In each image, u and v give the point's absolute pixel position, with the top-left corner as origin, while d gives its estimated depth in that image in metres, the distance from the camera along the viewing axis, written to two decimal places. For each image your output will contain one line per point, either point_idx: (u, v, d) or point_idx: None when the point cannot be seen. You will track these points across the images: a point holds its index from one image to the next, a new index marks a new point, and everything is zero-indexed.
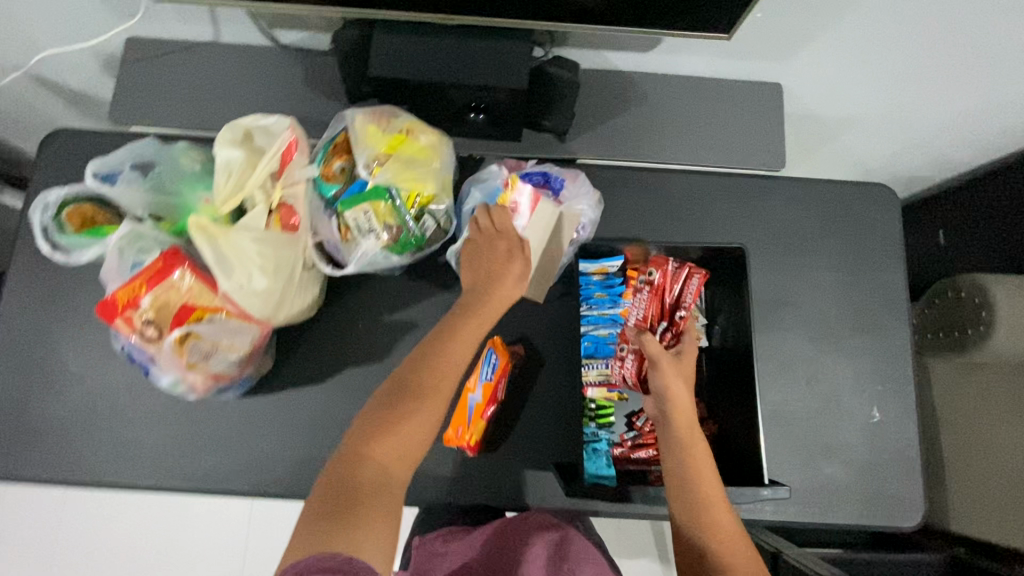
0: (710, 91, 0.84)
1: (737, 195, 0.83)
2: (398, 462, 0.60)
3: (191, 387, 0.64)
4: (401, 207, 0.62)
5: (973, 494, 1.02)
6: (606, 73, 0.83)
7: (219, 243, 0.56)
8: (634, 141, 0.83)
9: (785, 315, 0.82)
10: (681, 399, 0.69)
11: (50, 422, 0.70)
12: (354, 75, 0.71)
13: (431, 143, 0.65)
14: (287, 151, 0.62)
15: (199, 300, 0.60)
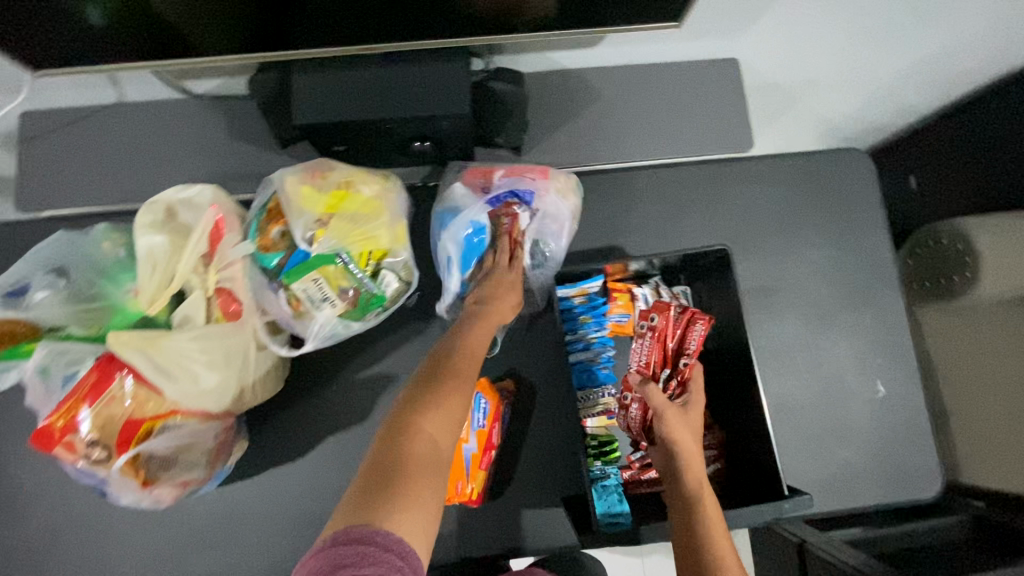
0: (652, 74, 0.78)
1: (699, 180, 0.77)
2: (441, 446, 0.52)
3: (158, 501, 0.57)
4: (354, 268, 0.56)
5: (976, 438, 0.91)
6: (540, 73, 0.77)
7: (153, 350, 0.51)
8: (585, 139, 0.77)
9: (771, 302, 0.76)
10: (689, 452, 0.62)
11: (11, 549, 0.64)
12: (283, 123, 0.66)
13: (377, 194, 0.60)
14: (216, 228, 0.57)
15: (147, 409, 0.53)
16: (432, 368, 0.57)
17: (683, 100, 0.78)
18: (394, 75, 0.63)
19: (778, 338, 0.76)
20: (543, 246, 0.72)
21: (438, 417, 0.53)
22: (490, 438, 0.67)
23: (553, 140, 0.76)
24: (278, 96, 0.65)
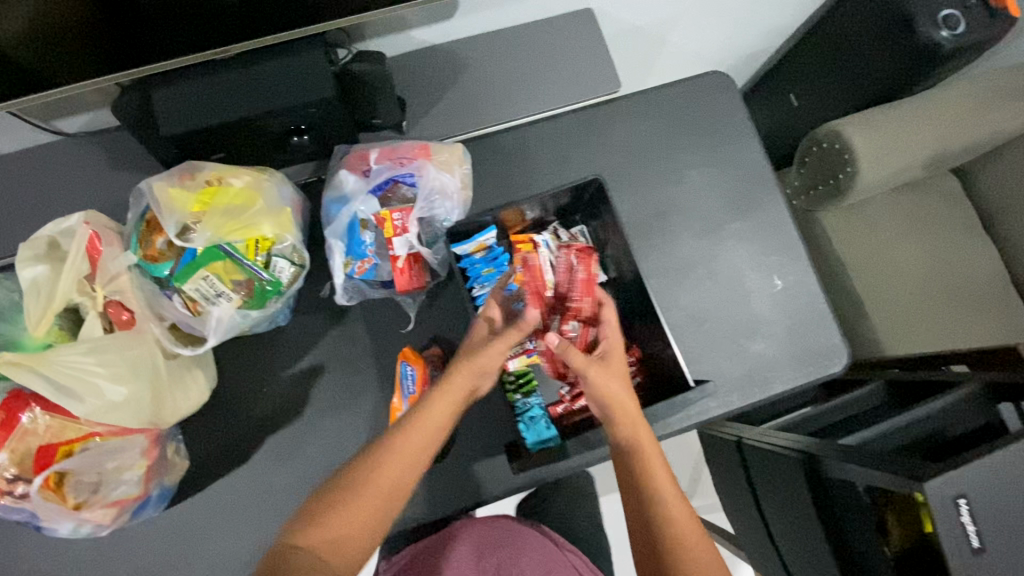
0: (519, 40, 0.86)
1: (573, 133, 0.85)
2: (355, 542, 0.55)
3: (95, 522, 0.65)
4: (243, 258, 0.65)
5: (889, 311, 1.15)
6: (419, 57, 0.84)
7: (43, 372, 0.59)
8: (461, 113, 0.84)
9: (664, 223, 0.85)
10: (629, 405, 0.65)
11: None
12: (152, 140, 0.68)
13: (249, 184, 0.67)
14: (92, 243, 0.65)
15: (63, 437, 0.63)
16: (351, 469, 0.59)
17: (542, 64, 0.86)
18: (251, 73, 0.66)
19: (671, 258, 0.84)
20: (436, 222, 0.75)
21: (341, 521, 0.55)
22: (413, 391, 0.72)
23: (432, 119, 0.84)
24: (139, 112, 0.66)
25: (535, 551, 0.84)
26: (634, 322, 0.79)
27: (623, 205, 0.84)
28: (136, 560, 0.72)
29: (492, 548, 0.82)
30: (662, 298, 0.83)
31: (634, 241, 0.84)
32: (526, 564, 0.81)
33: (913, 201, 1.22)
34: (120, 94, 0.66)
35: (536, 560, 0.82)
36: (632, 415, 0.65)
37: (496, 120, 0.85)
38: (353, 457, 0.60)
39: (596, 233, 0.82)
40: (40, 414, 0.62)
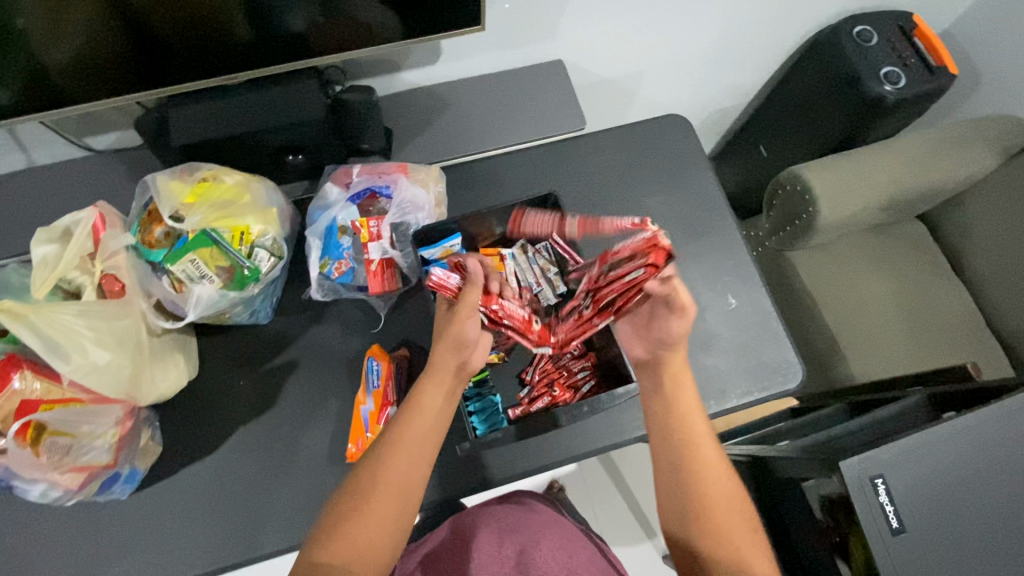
0: (673, 130, 0.97)
1: (711, 215, 0.92)
2: (360, 564, 0.57)
3: (63, 487, 0.64)
4: (231, 249, 0.67)
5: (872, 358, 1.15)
6: (576, 121, 0.96)
7: (39, 326, 0.58)
8: (614, 173, 0.93)
9: (774, 335, 0.86)
10: (709, 461, 0.64)
11: (101, 504, 0.73)
12: (352, 131, 0.85)
13: (426, 177, 0.84)
14: (279, 209, 0.75)
15: (50, 394, 0.62)
16: (362, 482, 0.60)
17: (699, 155, 0.95)
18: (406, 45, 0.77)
19: (776, 363, 0.84)
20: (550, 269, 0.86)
21: (364, 536, 0.58)
22: (513, 405, 0.80)
23: (591, 172, 0.93)
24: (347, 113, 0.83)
25: (587, 568, 0.78)
26: (727, 407, 0.82)
27: (739, 303, 0.87)
28: (202, 487, 0.74)
29: (526, 535, 0.82)
30: (760, 399, 0.83)
31: (743, 340, 0.85)
32: (546, 552, 0.79)
33: (959, 345, 1.18)
34: (347, 91, 0.82)
35: (579, 562, 0.79)
36: (717, 467, 0.64)
37: (644, 189, 0.93)
38: (380, 467, 0.61)
39: (710, 320, 0.86)
40: (30, 378, 0.62)
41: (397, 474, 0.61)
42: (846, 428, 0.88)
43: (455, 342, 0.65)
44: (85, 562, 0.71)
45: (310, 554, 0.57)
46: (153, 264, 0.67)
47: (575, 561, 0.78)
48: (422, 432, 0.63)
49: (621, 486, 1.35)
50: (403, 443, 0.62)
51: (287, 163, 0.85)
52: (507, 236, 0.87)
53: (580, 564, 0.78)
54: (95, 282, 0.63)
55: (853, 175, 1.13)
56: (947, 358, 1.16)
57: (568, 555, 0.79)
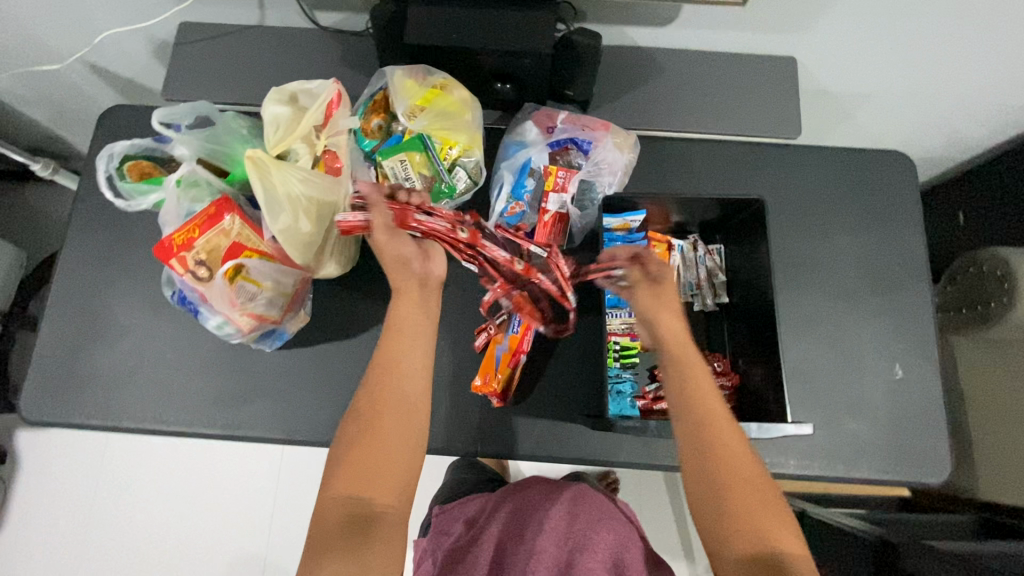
0: (893, 170, 0.87)
1: (906, 274, 0.84)
2: (388, 493, 0.56)
3: (236, 326, 0.69)
4: (435, 158, 0.68)
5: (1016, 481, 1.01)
6: (790, 129, 0.88)
7: (268, 181, 0.62)
8: (814, 199, 0.86)
9: (932, 423, 0.79)
10: (727, 437, 0.60)
11: (250, 352, 0.80)
12: (561, 77, 0.83)
13: (623, 142, 0.81)
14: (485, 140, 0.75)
15: (249, 242, 0.67)
16: (361, 407, 0.59)
17: (914, 206, 0.86)
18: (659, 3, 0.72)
19: (924, 451, 0.78)
20: (716, 276, 0.82)
21: (375, 465, 0.56)
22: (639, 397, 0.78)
23: (789, 190, 0.86)
24: (569, 57, 0.79)
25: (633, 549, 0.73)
26: (855, 476, 0.77)
27: (905, 375, 0.80)
28: (338, 366, 0.80)
29: (568, 506, 0.78)
30: (894, 481, 0.77)
31: (896, 415, 0.79)
32: (588, 527, 0.74)
33: None
34: (578, 31, 0.77)
35: (625, 539, 0.74)
36: (736, 451, 0.59)
37: (841, 224, 0.85)
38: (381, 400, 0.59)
39: (869, 381, 0.80)
40: (238, 222, 0.67)
41: (392, 404, 0.58)
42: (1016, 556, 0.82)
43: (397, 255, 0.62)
44: (226, 397, 0.79)
45: (325, 493, 0.56)
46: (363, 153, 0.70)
47: (622, 545, 0.72)
48: (414, 359, 0.60)
49: (675, 503, 1.32)
50: (398, 374, 0.60)
51: (493, 91, 0.84)
52: (681, 226, 0.85)
53: (628, 544, 0.73)
54: (316, 154, 0.66)
55: None
56: None
57: (615, 532, 0.74)
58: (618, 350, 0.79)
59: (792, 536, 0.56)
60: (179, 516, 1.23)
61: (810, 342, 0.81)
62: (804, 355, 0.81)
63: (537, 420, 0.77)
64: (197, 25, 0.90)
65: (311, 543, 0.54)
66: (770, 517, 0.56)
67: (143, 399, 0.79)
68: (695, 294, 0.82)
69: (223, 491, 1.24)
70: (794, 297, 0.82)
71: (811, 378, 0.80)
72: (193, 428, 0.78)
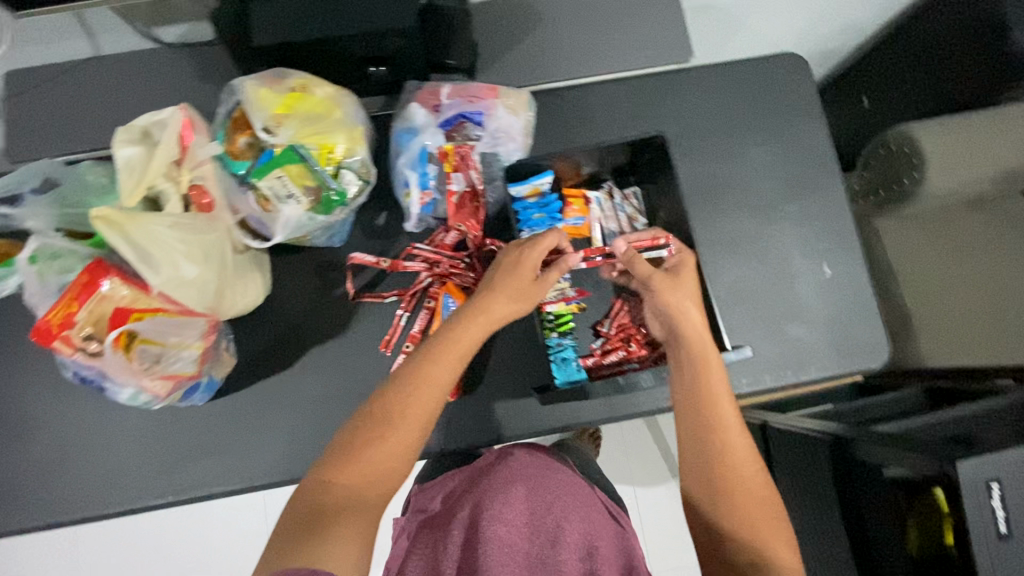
0: (788, 73, 0.86)
1: (818, 174, 0.84)
2: (369, 488, 0.60)
3: (151, 393, 0.65)
4: (315, 166, 0.62)
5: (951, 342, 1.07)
6: (681, 51, 0.86)
7: (131, 236, 0.55)
8: (717, 117, 0.85)
9: (865, 312, 0.81)
10: (731, 434, 0.65)
11: (179, 409, 0.75)
12: (439, 43, 0.79)
13: (516, 101, 0.77)
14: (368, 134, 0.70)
15: (136, 304, 0.61)
16: (378, 410, 0.63)
17: (814, 105, 0.86)
18: None
19: (862, 340, 0.81)
20: (637, 220, 0.82)
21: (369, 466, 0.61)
22: (585, 354, 0.78)
23: (691, 115, 0.84)
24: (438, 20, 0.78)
25: (604, 537, 0.73)
26: (805, 379, 0.80)
27: (833, 273, 0.82)
28: (278, 400, 0.76)
29: (544, 494, 0.76)
30: (840, 374, 0.80)
31: (831, 313, 0.81)
32: (563, 515, 0.73)
33: None
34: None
35: (596, 527, 0.73)
36: (741, 455, 0.65)
37: (748, 138, 0.85)
38: (401, 398, 0.63)
39: (801, 286, 0.82)
40: (119, 284, 0.60)
41: (397, 414, 0.63)
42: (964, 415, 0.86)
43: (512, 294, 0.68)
44: (166, 460, 0.75)
45: (311, 478, 0.61)
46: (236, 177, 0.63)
47: (595, 531, 0.72)
48: (436, 375, 0.64)
49: (656, 436, 1.36)
50: (416, 387, 0.63)
51: (369, 75, 0.78)
52: (593, 176, 0.83)
53: (600, 532, 0.73)
54: (182, 192, 0.60)
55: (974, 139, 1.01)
56: None
57: (586, 519, 0.73)
58: (553, 319, 0.78)
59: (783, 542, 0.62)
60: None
61: (739, 262, 0.82)
62: (737, 275, 0.82)
63: (494, 403, 0.76)
64: (24, 72, 0.80)
65: (284, 523, 0.58)
66: (762, 519, 0.62)
67: (76, 485, 0.74)
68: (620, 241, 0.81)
69: (210, 543, 1.21)
70: (717, 222, 0.83)
71: (746, 297, 0.81)
72: (141, 503, 0.74)
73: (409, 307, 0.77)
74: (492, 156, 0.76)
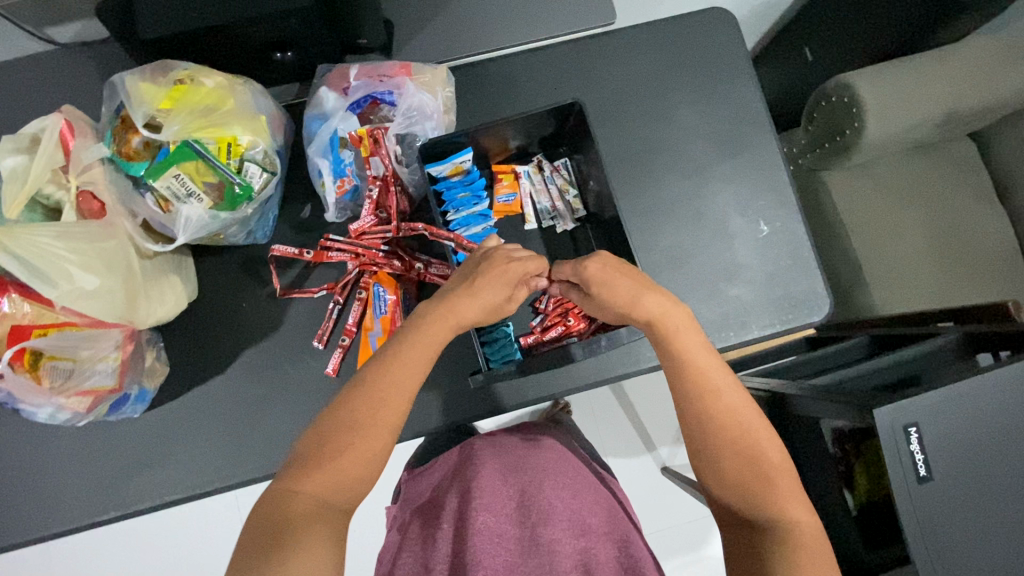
0: (715, 28, 0.84)
1: (751, 131, 0.83)
2: (339, 494, 0.52)
3: (71, 409, 0.63)
4: (215, 160, 0.60)
5: (898, 290, 1.08)
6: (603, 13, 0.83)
7: (16, 249, 0.54)
8: (645, 80, 0.82)
9: (803, 267, 0.81)
10: (729, 402, 0.57)
11: (108, 424, 0.73)
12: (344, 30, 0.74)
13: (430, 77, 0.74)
14: (274, 123, 0.68)
15: (42, 320, 0.60)
16: (348, 412, 0.55)
17: (744, 60, 0.84)
18: None
19: (802, 295, 0.80)
20: (568, 192, 0.80)
21: (338, 471, 0.52)
22: (525, 334, 0.78)
23: (618, 79, 0.82)
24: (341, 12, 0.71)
25: (594, 509, 0.70)
26: (748, 339, 0.79)
27: (770, 230, 0.81)
28: (213, 407, 0.74)
29: (530, 474, 0.72)
30: (781, 332, 0.80)
31: (770, 271, 0.81)
32: (553, 494, 0.69)
33: (1001, 280, 1.09)
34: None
35: (586, 502, 0.70)
36: (734, 415, 0.57)
37: (678, 98, 0.83)
38: (362, 401, 0.55)
39: (737, 246, 0.81)
40: (20, 301, 0.59)
41: (366, 418, 0.55)
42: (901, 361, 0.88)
43: (483, 301, 0.62)
44: (99, 477, 0.73)
45: (271, 489, 0.51)
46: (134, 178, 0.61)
47: (584, 504, 0.69)
48: (408, 377, 0.58)
49: (625, 404, 1.37)
50: (388, 390, 0.56)
51: (276, 62, 0.74)
52: (522, 150, 0.81)
53: (591, 506, 0.70)
54: (71, 199, 0.59)
55: (913, 83, 0.98)
56: (980, 293, 1.08)
57: (575, 495, 0.70)
58: None
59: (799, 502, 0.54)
60: None
61: (674, 226, 0.81)
62: (675, 239, 0.81)
63: (435, 391, 0.74)
64: None
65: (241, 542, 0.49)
66: (772, 480, 0.55)
67: (9, 509, 0.72)
68: (551, 215, 0.80)
69: (186, 549, 1.20)
70: (650, 187, 0.81)
71: (683, 261, 0.80)
72: (84, 520, 0.72)
73: (341, 299, 0.75)
74: (410, 135, 0.74)
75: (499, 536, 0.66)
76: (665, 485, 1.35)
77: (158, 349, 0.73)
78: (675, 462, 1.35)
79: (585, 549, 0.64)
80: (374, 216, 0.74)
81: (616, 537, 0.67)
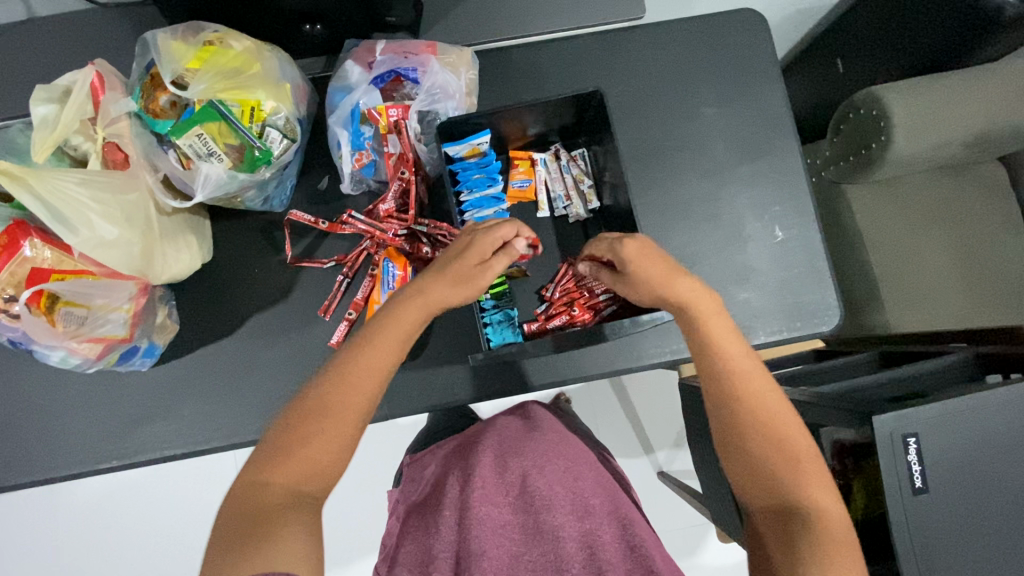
0: (746, 30, 0.83)
1: (773, 135, 0.82)
2: (310, 482, 0.53)
3: (82, 355, 0.64)
4: (236, 122, 0.62)
5: (916, 310, 1.06)
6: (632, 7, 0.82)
7: (39, 193, 0.56)
8: (670, 77, 0.82)
9: (815, 276, 0.80)
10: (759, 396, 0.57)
11: (113, 376, 0.75)
12: (374, 13, 0.74)
13: (456, 59, 0.75)
14: (299, 91, 0.69)
15: (62, 266, 0.61)
16: (313, 399, 0.55)
17: (772, 62, 0.83)
18: None
19: (813, 304, 0.79)
20: (583, 183, 0.80)
21: (313, 456, 0.53)
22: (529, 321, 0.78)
23: (642, 74, 0.82)
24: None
25: (595, 491, 0.69)
26: (753, 343, 0.79)
27: (786, 237, 0.81)
28: (218, 367, 0.75)
29: (529, 457, 0.72)
30: (787, 339, 0.79)
31: (782, 277, 0.80)
32: (552, 477, 0.69)
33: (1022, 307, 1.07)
34: None
35: (586, 484, 0.69)
36: (764, 411, 0.57)
37: (701, 97, 0.82)
38: (341, 383, 0.56)
39: (750, 249, 0.80)
40: (40, 246, 0.61)
41: (333, 409, 0.55)
42: (914, 378, 0.88)
43: (453, 277, 0.60)
44: (100, 426, 0.75)
45: (239, 484, 0.52)
46: (160, 135, 0.63)
47: (582, 485, 0.69)
48: (379, 359, 0.57)
49: (626, 405, 1.36)
50: (360, 372, 0.56)
51: (305, 34, 0.76)
52: (541, 137, 0.82)
53: (591, 489, 0.69)
54: (97, 149, 0.61)
55: (949, 99, 0.95)
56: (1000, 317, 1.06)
57: (576, 478, 0.70)
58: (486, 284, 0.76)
59: (822, 489, 0.54)
60: (149, 540, 1.23)
61: (687, 225, 0.81)
62: (687, 238, 0.80)
63: (435, 369, 0.75)
64: None
65: (216, 533, 0.50)
66: (801, 468, 0.55)
67: (11, 450, 0.75)
68: (565, 205, 0.80)
69: (183, 507, 1.23)
70: (665, 185, 0.81)
71: (692, 260, 0.80)
72: (82, 468, 0.74)
73: (350, 273, 0.76)
74: (429, 114, 0.74)
75: (503, 523, 0.65)
76: (660, 489, 1.34)
77: (169, 304, 0.74)
78: (671, 466, 1.34)
79: (590, 531, 0.64)
80: (394, 195, 0.74)
81: (620, 516, 0.66)
